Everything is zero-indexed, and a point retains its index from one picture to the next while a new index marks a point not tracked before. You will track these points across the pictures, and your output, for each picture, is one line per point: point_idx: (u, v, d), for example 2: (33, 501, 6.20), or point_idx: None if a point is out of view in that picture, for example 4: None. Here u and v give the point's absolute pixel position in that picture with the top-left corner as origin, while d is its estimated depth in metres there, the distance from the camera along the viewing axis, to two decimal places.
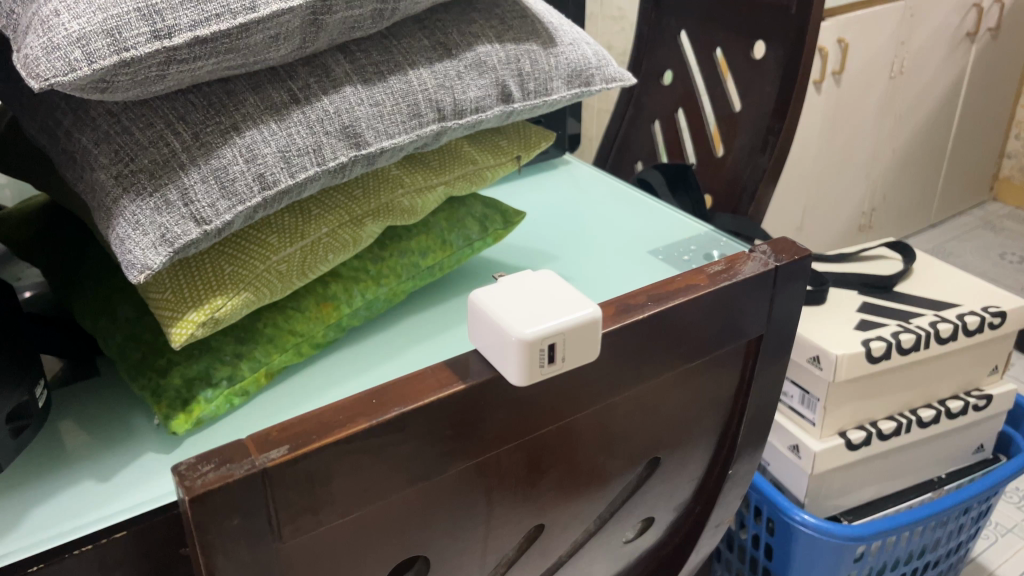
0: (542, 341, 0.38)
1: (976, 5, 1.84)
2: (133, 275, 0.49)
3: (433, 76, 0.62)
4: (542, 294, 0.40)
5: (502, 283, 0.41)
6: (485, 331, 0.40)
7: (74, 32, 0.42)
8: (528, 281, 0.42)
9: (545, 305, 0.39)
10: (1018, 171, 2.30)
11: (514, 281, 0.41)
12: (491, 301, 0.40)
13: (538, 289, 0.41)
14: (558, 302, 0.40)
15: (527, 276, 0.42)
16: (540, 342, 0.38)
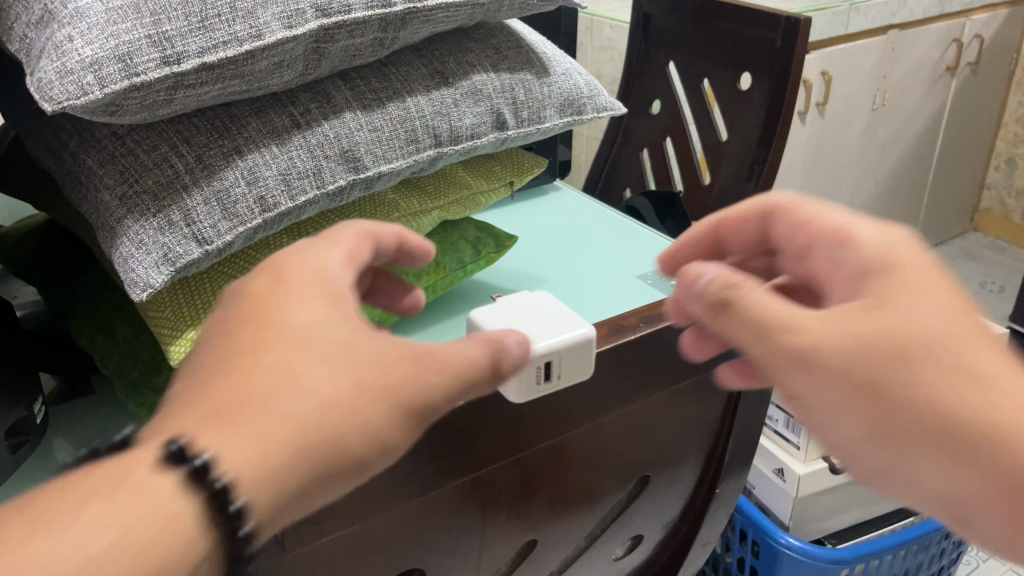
0: (540, 358, 0.40)
1: (956, 40, 1.89)
2: (136, 294, 0.50)
3: (430, 103, 0.63)
4: (539, 315, 0.43)
5: (499, 305, 0.44)
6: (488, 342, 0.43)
7: (87, 57, 0.44)
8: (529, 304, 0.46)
9: (543, 325, 0.42)
10: (997, 203, 2.34)
11: (512, 302, 0.44)
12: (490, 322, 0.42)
13: (535, 310, 0.43)
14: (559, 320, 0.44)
15: (523, 298, 0.45)
16: (539, 359, 0.40)
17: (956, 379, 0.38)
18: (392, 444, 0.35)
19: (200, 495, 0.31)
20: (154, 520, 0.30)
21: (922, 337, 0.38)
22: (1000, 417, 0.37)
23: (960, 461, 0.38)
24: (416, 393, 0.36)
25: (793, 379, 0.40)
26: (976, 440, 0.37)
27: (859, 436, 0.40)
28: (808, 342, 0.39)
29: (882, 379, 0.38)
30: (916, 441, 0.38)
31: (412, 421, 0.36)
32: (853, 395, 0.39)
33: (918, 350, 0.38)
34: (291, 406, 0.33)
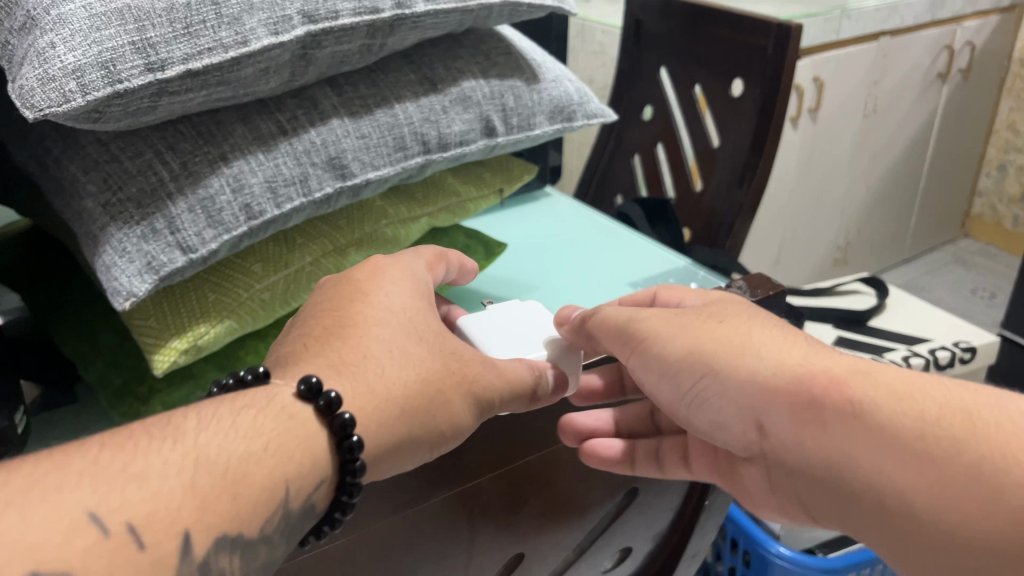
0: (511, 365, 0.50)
1: (947, 47, 1.89)
2: (118, 303, 0.49)
3: (418, 110, 0.63)
4: (518, 332, 0.52)
5: (490, 314, 0.53)
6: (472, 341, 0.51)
7: (69, 65, 0.43)
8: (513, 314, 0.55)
9: (519, 342, 0.51)
10: (989, 209, 2.35)
11: (501, 315, 0.54)
12: (478, 327, 0.51)
13: (516, 328, 0.53)
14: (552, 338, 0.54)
15: (511, 313, 0.54)
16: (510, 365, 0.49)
17: (763, 330, 0.48)
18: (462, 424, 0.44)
19: (329, 426, 0.39)
20: (290, 439, 0.38)
21: (729, 312, 0.50)
22: (797, 358, 0.45)
23: (759, 380, 0.45)
24: (482, 393, 0.45)
25: (634, 335, 0.50)
26: (772, 364, 0.45)
27: (684, 376, 0.48)
28: (640, 314, 0.50)
29: (697, 324, 0.49)
30: (728, 369, 0.46)
31: (477, 407, 0.45)
32: (673, 331, 0.49)
33: (726, 313, 0.50)
34: (389, 376, 0.42)
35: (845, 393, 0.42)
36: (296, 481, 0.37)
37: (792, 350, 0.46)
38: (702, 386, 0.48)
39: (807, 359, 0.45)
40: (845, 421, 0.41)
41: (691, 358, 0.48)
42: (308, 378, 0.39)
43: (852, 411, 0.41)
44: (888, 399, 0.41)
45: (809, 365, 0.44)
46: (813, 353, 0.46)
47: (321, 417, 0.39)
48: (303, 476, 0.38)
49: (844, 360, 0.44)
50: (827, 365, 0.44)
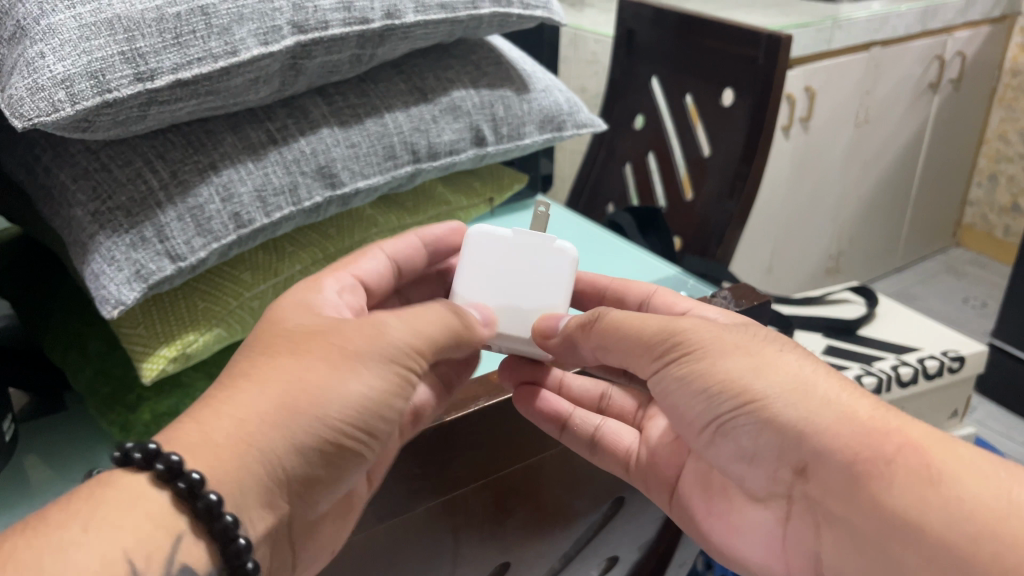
0: None
1: (938, 57, 1.90)
2: (107, 311, 0.49)
3: (408, 119, 0.64)
4: (508, 291, 0.51)
5: (502, 249, 0.51)
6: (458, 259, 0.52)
7: (58, 74, 0.43)
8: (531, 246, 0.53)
9: (497, 307, 0.50)
10: (980, 219, 2.36)
11: (511, 256, 0.51)
12: (472, 266, 0.51)
13: (511, 282, 0.51)
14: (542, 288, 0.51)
15: (524, 254, 0.51)
16: None
17: (824, 369, 0.44)
18: (365, 391, 0.41)
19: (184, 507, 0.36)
20: (112, 510, 0.35)
21: (784, 344, 0.46)
22: (866, 407, 0.41)
23: (821, 422, 0.41)
24: (373, 356, 0.42)
25: (679, 346, 0.45)
26: (840, 407, 0.41)
27: (728, 398, 0.43)
28: (684, 323, 0.46)
29: (757, 349, 0.44)
30: (790, 400, 0.41)
31: (376, 383, 0.41)
32: (730, 350, 0.44)
33: (779, 343, 0.45)
34: (257, 392, 0.39)
35: (921, 458, 0.38)
36: (138, 551, 0.34)
37: (859, 397, 0.42)
38: (748, 411, 0.43)
39: (876, 411, 0.41)
40: (918, 490, 0.37)
41: (746, 384, 0.43)
42: (115, 452, 0.37)
43: (929, 479, 0.37)
44: (973, 477, 0.37)
45: (877, 417, 0.40)
46: (882, 405, 0.42)
47: (148, 476, 0.36)
48: (147, 541, 0.34)
49: (914, 421, 0.41)
50: (898, 424, 0.40)
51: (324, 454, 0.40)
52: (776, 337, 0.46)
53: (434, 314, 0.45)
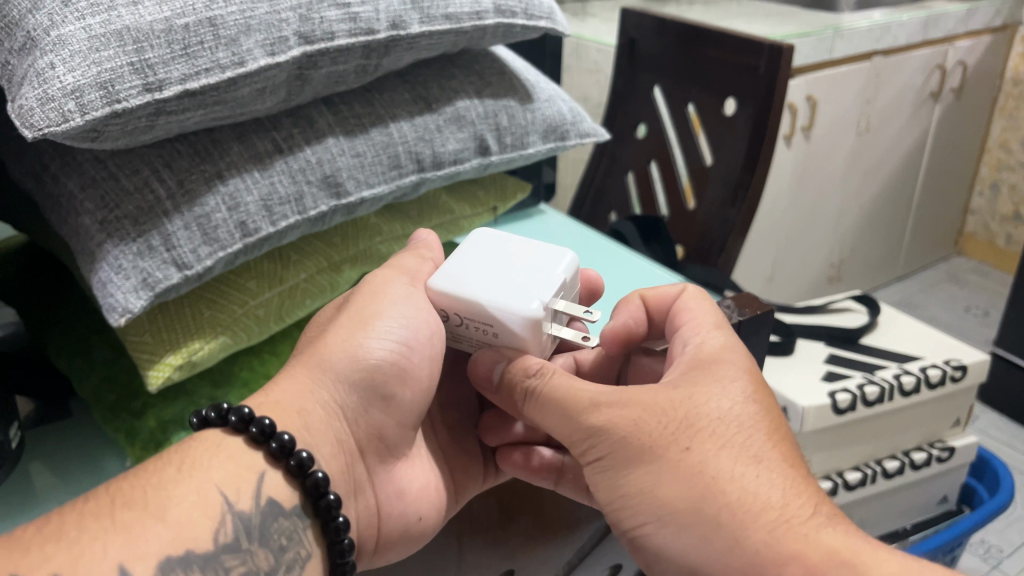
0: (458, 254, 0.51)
1: (939, 67, 1.90)
2: (115, 319, 0.49)
3: (413, 129, 0.64)
4: (494, 262, 0.49)
5: (536, 265, 0.48)
6: (571, 266, 0.49)
7: (69, 85, 0.43)
8: (486, 281, 0.47)
9: (480, 259, 0.49)
10: (982, 227, 2.37)
11: (529, 268, 0.48)
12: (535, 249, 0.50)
13: (500, 264, 0.48)
14: (460, 255, 0.50)
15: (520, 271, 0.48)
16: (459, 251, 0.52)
17: (747, 466, 0.41)
18: (393, 314, 0.48)
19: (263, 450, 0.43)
20: (200, 457, 0.42)
21: (716, 431, 0.42)
22: (769, 516, 0.39)
23: (714, 546, 0.39)
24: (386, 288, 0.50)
25: (591, 449, 0.44)
26: (731, 534, 0.39)
27: (630, 516, 0.43)
28: (594, 418, 0.44)
29: (662, 456, 0.41)
30: (687, 521, 0.40)
31: (390, 299, 0.49)
32: (631, 460, 0.42)
33: (707, 431, 0.42)
34: (304, 360, 0.48)
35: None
36: (229, 486, 0.41)
37: (767, 505, 0.39)
38: (649, 528, 0.42)
39: (772, 531, 0.39)
40: None
41: (650, 501, 0.42)
42: (194, 419, 0.44)
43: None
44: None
45: (770, 540, 0.38)
46: (784, 518, 0.39)
47: (224, 430, 0.43)
48: (236, 477, 0.41)
49: (821, 536, 0.38)
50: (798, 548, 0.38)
51: (367, 376, 0.47)
52: (715, 422, 0.42)
53: (415, 256, 0.53)
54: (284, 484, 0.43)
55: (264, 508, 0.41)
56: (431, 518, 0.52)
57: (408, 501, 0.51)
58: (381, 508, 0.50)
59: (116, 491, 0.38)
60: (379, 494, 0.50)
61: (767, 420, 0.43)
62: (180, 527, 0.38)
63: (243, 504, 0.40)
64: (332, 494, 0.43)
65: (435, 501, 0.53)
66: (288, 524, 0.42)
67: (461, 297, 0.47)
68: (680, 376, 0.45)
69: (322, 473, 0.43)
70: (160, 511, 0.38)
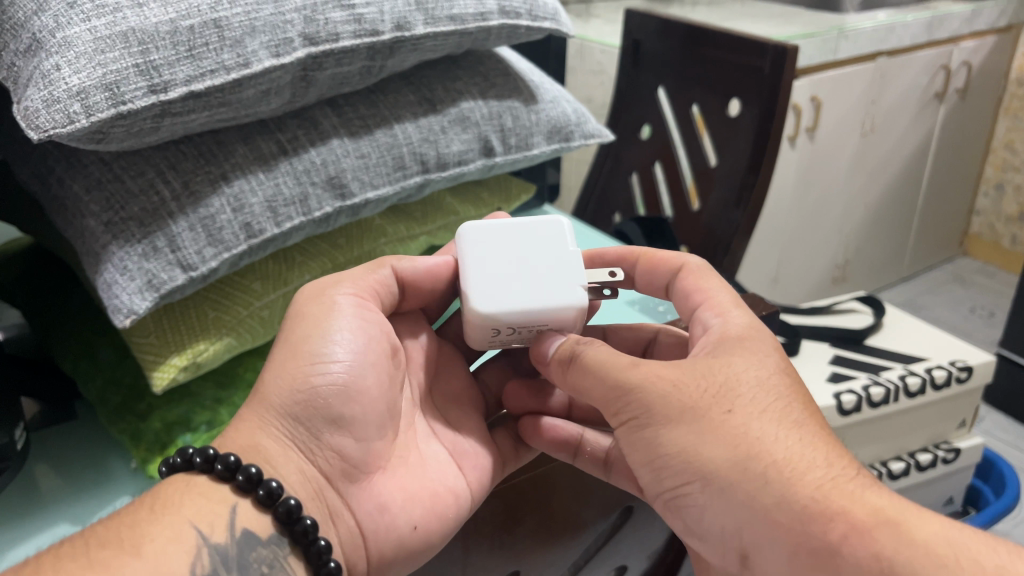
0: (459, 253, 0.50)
1: (944, 67, 1.90)
2: (119, 320, 0.49)
3: (418, 130, 0.64)
4: (515, 262, 0.49)
5: (552, 253, 0.50)
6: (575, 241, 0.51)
7: (74, 86, 0.44)
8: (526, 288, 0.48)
9: (499, 262, 0.49)
10: (987, 228, 2.36)
11: (549, 259, 0.50)
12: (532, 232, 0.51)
13: (522, 264, 0.49)
14: (474, 260, 0.49)
15: (547, 266, 0.49)
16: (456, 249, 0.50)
17: (789, 430, 0.41)
18: (337, 337, 0.47)
19: (229, 483, 0.42)
20: (166, 497, 0.41)
21: (754, 397, 0.42)
22: (813, 479, 0.39)
23: (758, 504, 0.39)
24: (324, 301, 0.49)
25: (626, 408, 0.43)
26: (780, 491, 0.38)
27: (669, 478, 0.42)
28: (633, 375, 0.44)
29: (704, 416, 0.41)
30: (730, 480, 0.40)
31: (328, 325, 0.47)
32: (675, 415, 0.42)
33: (747, 396, 0.42)
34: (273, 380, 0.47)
35: (867, 546, 0.36)
36: (201, 520, 0.40)
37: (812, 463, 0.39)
38: (692, 488, 0.41)
39: (819, 488, 0.38)
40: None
41: (691, 461, 0.41)
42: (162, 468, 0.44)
43: (875, 571, 0.35)
44: (929, 570, 0.35)
45: (819, 496, 0.38)
46: (829, 477, 0.39)
47: (190, 472, 0.43)
48: (208, 512, 0.41)
49: (867, 496, 0.38)
50: (844, 502, 0.38)
51: (309, 404, 0.45)
52: (753, 389, 0.42)
53: (366, 266, 0.52)
54: (257, 516, 0.42)
55: (240, 539, 0.41)
56: (431, 525, 0.49)
57: (394, 512, 0.48)
58: (364, 527, 0.47)
59: (91, 534, 0.38)
60: (359, 514, 0.47)
61: (799, 390, 0.44)
62: (156, 559, 0.37)
63: (217, 536, 0.40)
64: (309, 518, 0.42)
65: (436, 508, 0.49)
66: (267, 553, 0.42)
67: (514, 313, 0.47)
68: (715, 346, 0.46)
69: (294, 499, 0.42)
70: (135, 546, 0.37)
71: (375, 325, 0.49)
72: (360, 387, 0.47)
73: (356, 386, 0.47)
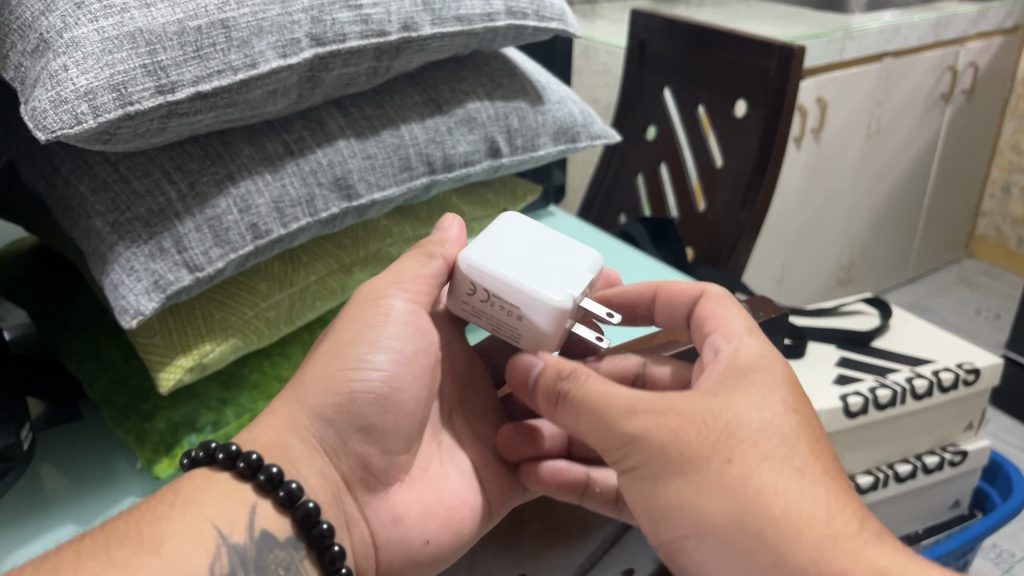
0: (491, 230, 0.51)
1: (951, 68, 1.89)
2: (126, 321, 0.49)
3: (424, 131, 0.64)
4: (522, 247, 0.48)
5: (561, 259, 0.48)
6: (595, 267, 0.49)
7: (81, 87, 0.43)
8: (533, 270, 0.46)
9: (511, 242, 0.48)
10: (993, 229, 2.35)
11: (554, 260, 0.48)
12: (559, 242, 0.49)
13: (526, 251, 0.48)
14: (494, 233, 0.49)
15: (548, 261, 0.47)
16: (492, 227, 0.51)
17: (790, 480, 0.40)
18: (381, 341, 0.47)
19: (251, 482, 0.43)
20: (188, 495, 0.41)
21: (757, 441, 0.42)
22: (814, 533, 0.39)
23: (755, 559, 0.39)
24: (369, 301, 0.48)
25: (626, 458, 0.44)
26: (777, 550, 0.39)
27: (667, 524, 0.43)
28: (631, 423, 0.43)
29: (704, 468, 0.41)
30: (728, 534, 0.40)
31: (375, 330, 0.47)
32: (674, 465, 0.42)
33: (749, 441, 0.41)
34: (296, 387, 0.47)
35: None
36: (222, 519, 0.41)
37: (813, 516, 0.39)
38: (687, 537, 0.42)
39: (819, 546, 0.38)
40: None
41: (689, 513, 0.41)
42: (183, 461, 0.44)
43: None
44: None
45: (816, 557, 0.38)
46: (829, 535, 0.39)
47: (211, 467, 0.43)
48: (229, 511, 0.41)
49: (866, 553, 0.38)
50: (844, 563, 0.38)
51: (344, 409, 0.46)
52: (756, 433, 0.42)
53: (418, 257, 0.50)
54: (277, 517, 0.43)
55: (259, 540, 0.41)
56: (443, 539, 0.50)
57: (407, 525, 0.49)
58: (376, 537, 0.48)
59: (109, 532, 0.39)
60: (373, 524, 0.48)
61: (805, 431, 0.43)
62: (175, 559, 0.38)
63: (237, 535, 0.40)
64: (325, 523, 0.43)
65: (449, 523, 0.51)
66: (283, 556, 0.42)
67: (505, 279, 0.46)
68: (717, 384, 0.45)
69: (313, 503, 0.43)
70: (156, 544, 0.38)
71: (422, 331, 0.49)
72: (395, 396, 0.47)
73: (392, 394, 0.47)
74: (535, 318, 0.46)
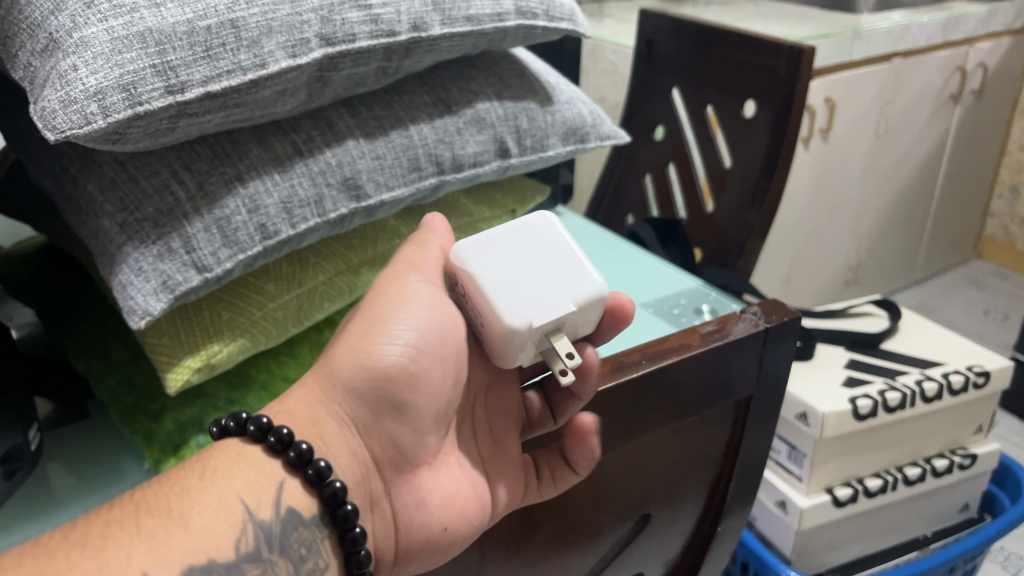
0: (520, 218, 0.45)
1: (960, 69, 1.89)
2: (134, 321, 0.49)
3: (433, 131, 0.64)
4: (527, 255, 0.43)
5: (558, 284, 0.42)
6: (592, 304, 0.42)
7: (90, 87, 0.43)
8: (506, 269, 0.42)
9: (520, 245, 0.43)
10: (1001, 230, 2.34)
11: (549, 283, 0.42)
12: (573, 263, 0.43)
13: (525, 261, 0.42)
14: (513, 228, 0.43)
15: (538, 280, 0.42)
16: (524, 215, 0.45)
17: None
18: (404, 316, 0.43)
19: (279, 459, 0.41)
20: (218, 465, 0.40)
21: None
22: None
23: None
24: (396, 277, 0.45)
25: None
26: None
27: None
28: None
29: None
30: None
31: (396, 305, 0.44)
32: None
33: None
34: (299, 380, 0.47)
35: None
36: (249, 493, 0.40)
37: None
38: None
39: None
40: None
41: None
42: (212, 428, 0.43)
43: None
44: None
45: None
46: None
47: (243, 438, 0.42)
48: (256, 485, 0.40)
49: None
50: None
51: (377, 385, 0.43)
52: None
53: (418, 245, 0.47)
54: (304, 494, 0.41)
55: (284, 517, 0.40)
56: (462, 529, 0.47)
57: (429, 510, 0.46)
58: (398, 517, 0.46)
59: (136, 500, 0.38)
60: (395, 504, 0.47)
61: None
62: (200, 534, 0.37)
63: (263, 513, 0.40)
64: (349, 504, 0.41)
65: (471, 510, 0.47)
66: (306, 535, 0.41)
67: (480, 279, 0.42)
68: None
69: (340, 483, 0.41)
70: (183, 517, 0.37)
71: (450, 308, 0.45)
72: (421, 374, 0.44)
73: (415, 369, 0.43)
74: (492, 324, 0.42)
